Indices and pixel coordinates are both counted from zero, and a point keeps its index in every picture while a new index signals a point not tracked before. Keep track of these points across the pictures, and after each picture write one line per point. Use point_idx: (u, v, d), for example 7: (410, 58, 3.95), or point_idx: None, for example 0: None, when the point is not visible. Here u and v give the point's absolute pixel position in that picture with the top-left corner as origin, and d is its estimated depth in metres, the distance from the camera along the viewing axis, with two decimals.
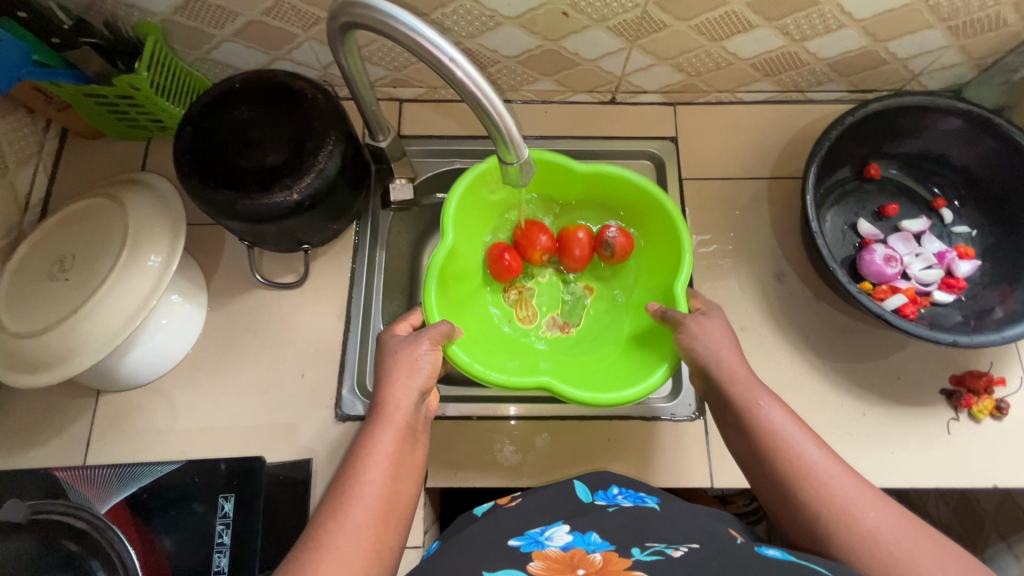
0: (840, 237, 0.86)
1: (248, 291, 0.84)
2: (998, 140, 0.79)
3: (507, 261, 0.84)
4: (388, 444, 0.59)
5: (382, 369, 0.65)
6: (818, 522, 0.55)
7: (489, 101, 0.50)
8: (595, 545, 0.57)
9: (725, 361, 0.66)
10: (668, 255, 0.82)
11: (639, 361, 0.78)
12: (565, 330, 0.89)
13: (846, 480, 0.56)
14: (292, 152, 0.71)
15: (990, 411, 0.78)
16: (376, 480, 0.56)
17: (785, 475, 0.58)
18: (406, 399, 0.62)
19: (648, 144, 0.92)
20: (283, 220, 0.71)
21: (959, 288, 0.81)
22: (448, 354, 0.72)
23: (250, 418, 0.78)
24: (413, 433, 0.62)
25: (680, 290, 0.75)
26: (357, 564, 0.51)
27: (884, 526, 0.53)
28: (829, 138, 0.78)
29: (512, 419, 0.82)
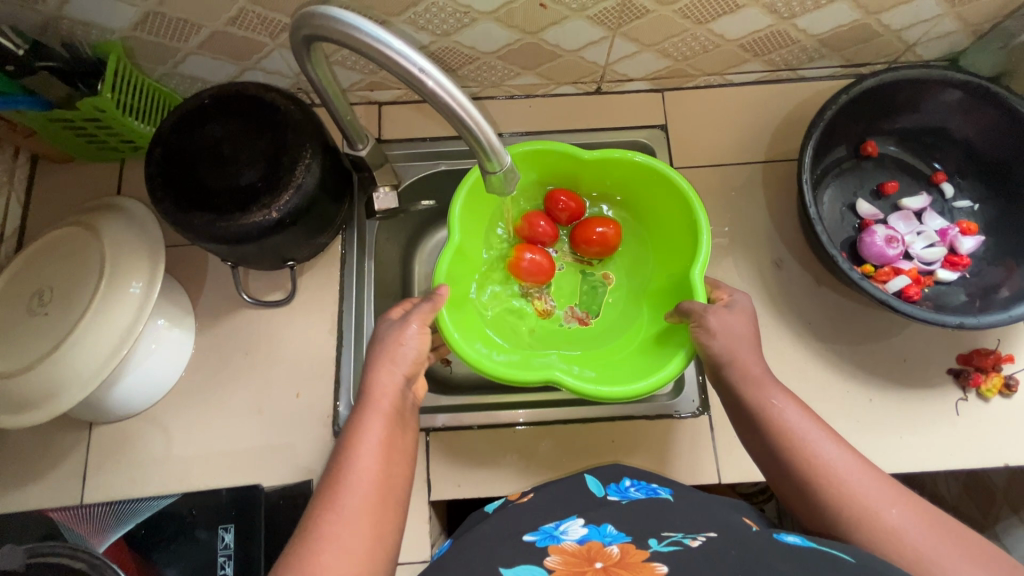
0: (839, 218, 0.84)
1: (236, 312, 0.81)
2: (1000, 110, 0.76)
3: (560, 208, 0.85)
4: (379, 429, 0.57)
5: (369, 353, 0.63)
6: (837, 516, 0.54)
7: (464, 110, 0.47)
8: (611, 537, 0.56)
9: (731, 362, 0.64)
10: (679, 230, 0.80)
11: (655, 354, 0.76)
12: (583, 322, 0.88)
13: (861, 472, 0.55)
14: (268, 168, 0.68)
15: (999, 389, 0.77)
16: (368, 467, 0.55)
17: (800, 473, 0.57)
18: (391, 382, 0.61)
19: (638, 133, 0.89)
20: (264, 239, 0.69)
21: (963, 265, 0.79)
22: (458, 351, 0.69)
23: (247, 440, 0.77)
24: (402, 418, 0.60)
25: (697, 277, 0.72)
26: (355, 555, 0.49)
27: (903, 521, 0.52)
28: (824, 118, 0.75)
29: (522, 420, 0.81)
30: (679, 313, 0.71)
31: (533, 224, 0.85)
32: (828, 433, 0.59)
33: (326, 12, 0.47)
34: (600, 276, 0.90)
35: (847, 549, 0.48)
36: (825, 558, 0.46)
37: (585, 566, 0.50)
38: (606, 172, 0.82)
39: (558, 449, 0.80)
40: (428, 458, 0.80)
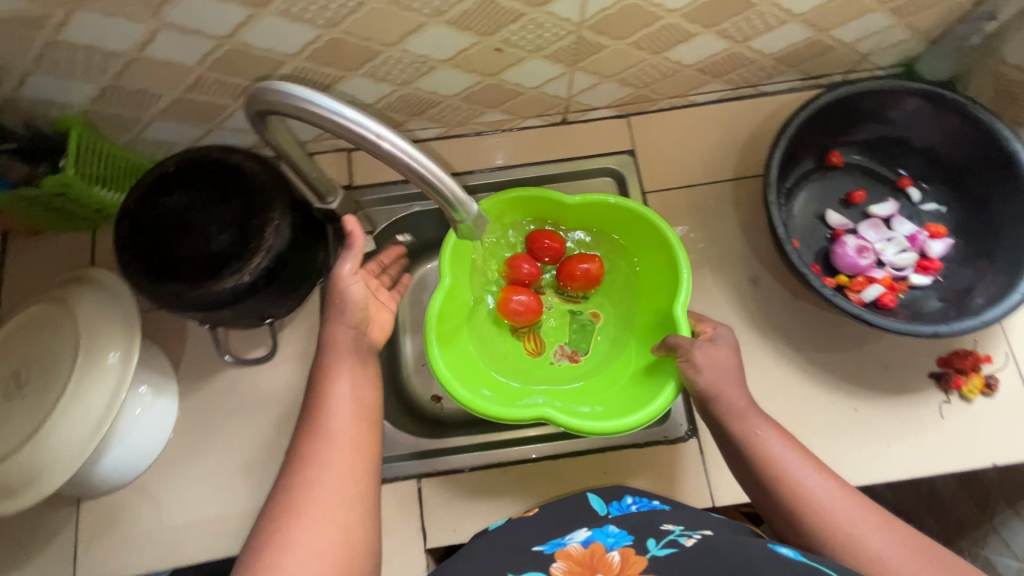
0: (811, 231, 0.85)
1: (218, 373, 0.81)
2: (958, 116, 0.77)
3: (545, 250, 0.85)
4: (338, 408, 0.59)
5: (325, 339, 0.65)
6: (821, 544, 0.54)
7: (425, 169, 0.48)
8: (614, 538, 0.58)
9: (717, 398, 0.65)
10: (663, 266, 0.81)
11: (643, 393, 0.76)
12: (573, 359, 0.87)
13: (845, 499, 0.56)
14: (239, 232, 0.68)
15: (981, 389, 0.78)
16: (328, 446, 0.56)
17: (783, 504, 0.57)
18: (347, 365, 0.63)
19: (607, 160, 0.90)
20: (239, 303, 0.69)
21: (934, 269, 0.81)
22: (449, 391, 0.71)
23: (239, 503, 0.76)
24: (362, 397, 0.61)
25: (680, 312, 0.74)
26: (344, 492, 0.53)
27: (886, 549, 0.52)
28: (786, 135, 0.76)
29: (534, 456, 0.81)
30: (663, 348, 0.72)
31: (517, 267, 0.85)
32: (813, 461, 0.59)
33: (277, 88, 0.48)
34: (588, 313, 0.89)
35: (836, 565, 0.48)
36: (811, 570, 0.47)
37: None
38: (589, 210, 0.83)
39: (552, 485, 0.80)
40: (423, 505, 0.80)
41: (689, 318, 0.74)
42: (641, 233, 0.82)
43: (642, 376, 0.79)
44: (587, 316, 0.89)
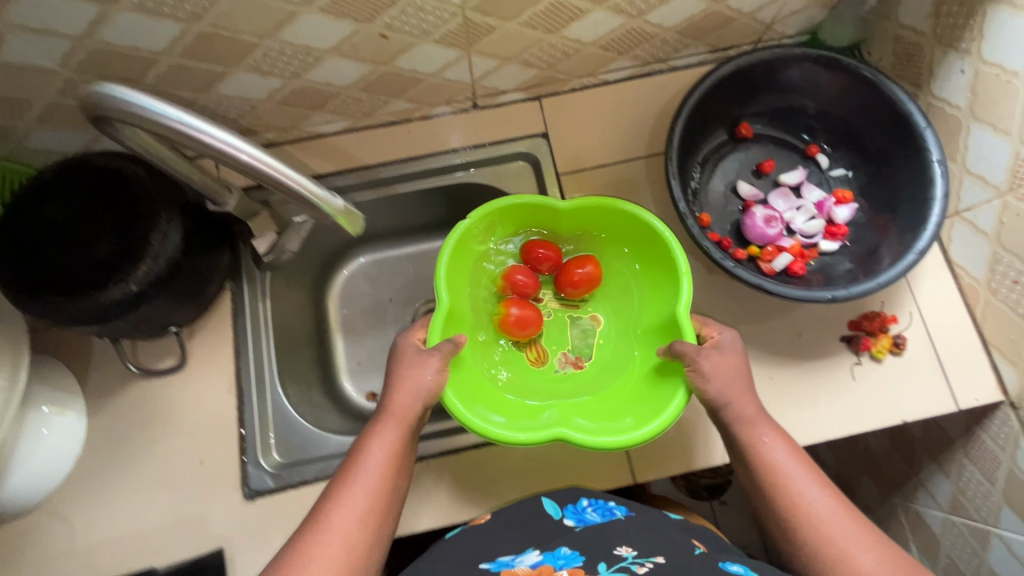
0: (722, 204, 0.86)
1: (127, 386, 0.78)
2: (855, 82, 0.77)
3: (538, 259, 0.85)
4: (372, 470, 0.63)
5: (384, 398, 0.69)
6: (811, 554, 0.58)
7: (286, 175, 0.52)
8: (563, 560, 0.58)
9: (728, 406, 0.67)
10: (659, 265, 0.81)
11: (650, 395, 0.75)
12: (578, 367, 0.86)
13: (830, 508, 0.60)
14: (122, 239, 0.66)
15: (890, 349, 0.79)
16: (353, 508, 0.60)
17: (780, 510, 0.61)
18: (393, 432, 0.66)
19: (520, 144, 0.89)
20: (128, 313, 0.66)
21: (841, 234, 0.82)
22: (464, 421, 0.69)
23: (154, 517, 0.74)
24: (396, 460, 0.64)
25: (684, 316, 0.73)
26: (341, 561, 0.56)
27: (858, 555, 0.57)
28: (685, 110, 0.76)
29: (474, 443, 0.79)
30: (672, 354, 0.72)
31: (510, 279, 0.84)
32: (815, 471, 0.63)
33: (118, 94, 0.48)
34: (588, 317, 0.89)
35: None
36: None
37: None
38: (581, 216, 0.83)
39: (475, 473, 0.77)
40: None
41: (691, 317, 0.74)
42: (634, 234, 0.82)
43: (649, 378, 0.78)
44: (587, 320, 0.89)
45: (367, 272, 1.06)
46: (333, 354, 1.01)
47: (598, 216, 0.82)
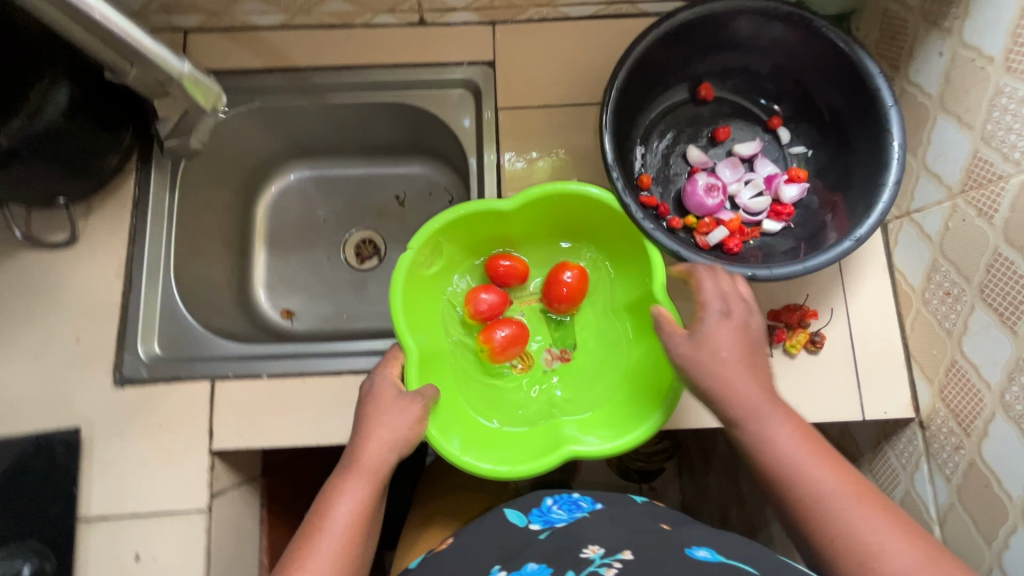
0: (670, 168, 0.80)
1: (15, 253, 0.76)
2: (825, 47, 0.70)
3: (503, 269, 0.76)
4: (336, 534, 0.53)
5: (352, 445, 0.59)
6: (832, 550, 0.49)
7: (160, 56, 0.60)
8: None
9: (723, 390, 0.55)
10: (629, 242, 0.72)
11: (651, 386, 0.68)
12: (567, 360, 0.78)
13: (830, 478, 0.51)
14: (2, 93, 0.64)
15: (805, 344, 0.74)
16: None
17: (792, 499, 0.52)
18: (361, 487, 0.56)
19: (462, 69, 0.84)
20: (2, 171, 0.64)
21: (786, 214, 0.76)
22: (476, 471, 0.63)
23: (20, 386, 0.73)
24: (367, 518, 0.55)
25: (663, 297, 0.65)
26: None
27: (866, 528, 0.48)
28: (634, 52, 0.69)
29: (356, 370, 0.75)
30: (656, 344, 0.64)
31: (475, 303, 0.74)
32: (809, 436, 0.54)
33: None
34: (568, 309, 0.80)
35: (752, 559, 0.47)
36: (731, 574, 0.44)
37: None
38: (538, 210, 0.73)
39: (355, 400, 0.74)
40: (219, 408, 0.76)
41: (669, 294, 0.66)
42: (596, 216, 0.73)
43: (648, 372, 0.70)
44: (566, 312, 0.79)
45: (302, 187, 1.02)
46: (251, 265, 0.98)
47: (555, 205, 0.73)
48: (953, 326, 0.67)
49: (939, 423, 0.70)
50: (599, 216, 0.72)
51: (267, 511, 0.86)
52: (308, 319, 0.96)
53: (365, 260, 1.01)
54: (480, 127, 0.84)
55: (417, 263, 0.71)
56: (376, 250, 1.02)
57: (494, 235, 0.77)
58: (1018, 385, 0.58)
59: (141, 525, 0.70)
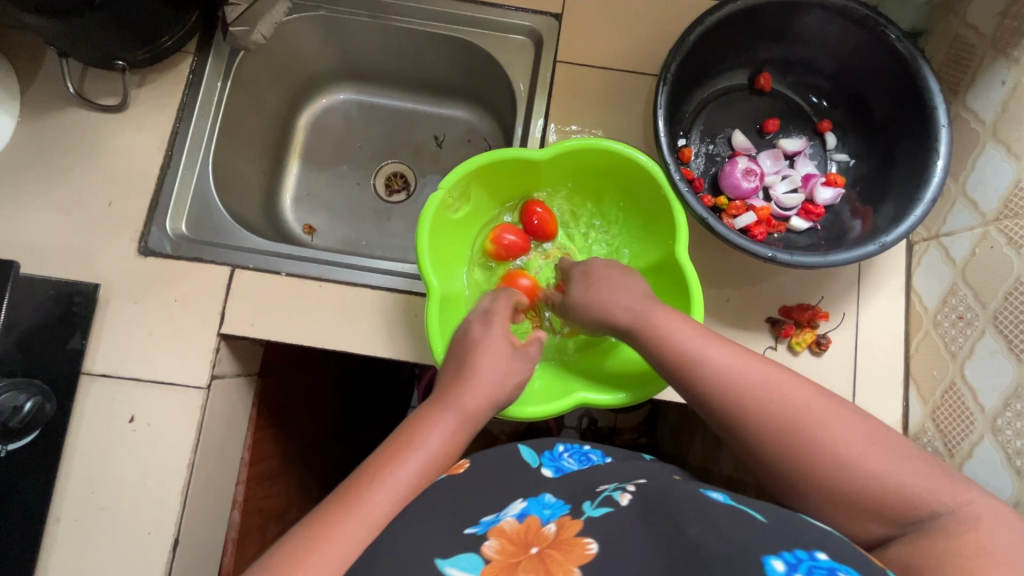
0: (713, 147, 0.81)
1: (64, 108, 0.78)
2: (892, 59, 0.71)
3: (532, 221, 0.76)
4: (424, 457, 0.48)
5: (448, 378, 0.56)
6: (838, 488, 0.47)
7: None
8: (550, 512, 0.46)
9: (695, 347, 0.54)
10: (654, 209, 0.72)
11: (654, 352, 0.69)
12: None
13: (828, 413, 0.49)
14: None
15: (810, 345, 0.75)
16: (391, 495, 0.45)
17: (789, 448, 0.49)
18: (454, 418, 0.52)
19: (528, 17, 0.85)
20: (71, 17, 0.64)
21: (816, 215, 0.77)
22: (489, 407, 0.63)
23: (49, 236, 0.75)
24: (452, 452, 0.51)
25: (686, 263, 0.66)
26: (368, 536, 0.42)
27: (882, 452, 0.47)
28: (705, 22, 0.69)
29: (371, 285, 0.76)
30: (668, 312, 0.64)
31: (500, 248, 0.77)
32: (793, 378, 0.51)
33: None
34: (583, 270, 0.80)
35: (764, 508, 0.42)
36: (733, 516, 0.41)
37: (520, 554, 0.40)
38: (573, 166, 0.73)
39: (365, 314, 0.75)
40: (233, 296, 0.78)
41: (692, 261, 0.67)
42: (627, 182, 0.73)
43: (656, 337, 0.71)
44: None
45: (346, 109, 1.03)
46: (284, 174, 0.99)
47: (589, 163, 0.72)
48: (958, 350, 0.69)
49: (924, 442, 0.72)
50: (629, 180, 0.72)
51: (257, 410, 0.87)
52: (329, 238, 0.97)
53: (393, 193, 1.02)
54: (535, 78, 0.85)
55: (449, 204, 0.70)
56: (406, 185, 1.02)
57: (525, 186, 0.77)
58: (1012, 411, 0.60)
59: (140, 389, 0.72)
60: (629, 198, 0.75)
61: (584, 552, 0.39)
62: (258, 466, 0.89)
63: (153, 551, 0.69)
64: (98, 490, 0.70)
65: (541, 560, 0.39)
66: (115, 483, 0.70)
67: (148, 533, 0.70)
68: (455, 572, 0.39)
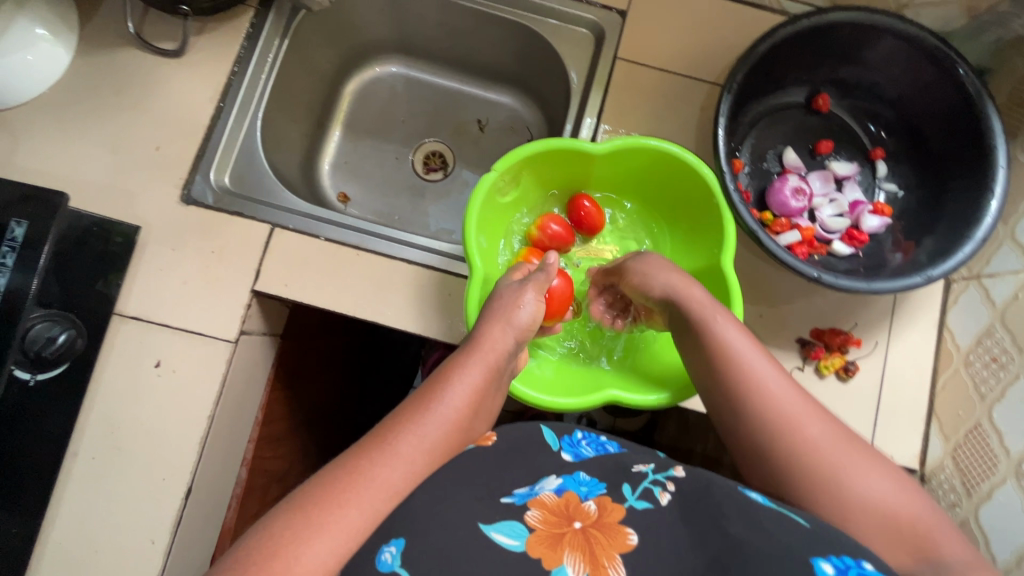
0: (764, 163, 0.81)
1: (121, 48, 0.78)
2: (957, 94, 0.70)
3: (580, 214, 0.76)
4: (453, 406, 0.53)
5: (473, 335, 0.61)
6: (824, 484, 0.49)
7: None
8: (587, 489, 0.47)
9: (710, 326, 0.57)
10: (703, 217, 0.72)
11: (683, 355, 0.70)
12: None
13: (860, 459, 0.50)
14: None
15: (838, 370, 0.75)
16: (423, 439, 0.50)
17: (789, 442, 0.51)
18: (479, 370, 0.57)
19: (591, 10, 0.85)
20: None
21: (859, 241, 0.77)
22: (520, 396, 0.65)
23: (93, 173, 0.75)
24: (477, 403, 0.56)
25: (731, 275, 0.66)
26: (401, 478, 0.46)
27: (902, 509, 0.47)
28: (774, 35, 0.68)
29: (408, 259, 0.76)
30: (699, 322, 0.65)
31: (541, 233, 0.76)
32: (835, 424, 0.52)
33: None
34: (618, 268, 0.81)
35: (806, 512, 0.46)
36: (791, 534, 0.42)
37: (564, 525, 0.42)
38: (626, 163, 0.73)
39: (398, 287, 0.75)
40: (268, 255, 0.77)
41: (737, 274, 0.67)
42: (678, 186, 0.73)
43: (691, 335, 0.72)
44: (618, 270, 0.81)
45: (393, 83, 1.02)
46: (325, 139, 0.99)
47: (643, 163, 0.72)
48: (988, 392, 0.69)
49: (941, 479, 0.72)
50: (681, 184, 0.72)
51: (275, 370, 0.88)
52: (363, 208, 0.97)
53: (431, 172, 1.01)
54: (591, 72, 0.84)
55: (500, 187, 0.70)
56: (444, 165, 1.02)
57: (573, 178, 0.76)
58: None
59: (169, 336, 0.72)
60: (677, 201, 0.75)
61: (624, 542, 0.42)
62: (270, 426, 0.89)
63: (164, 498, 0.70)
64: (118, 431, 0.70)
65: (585, 538, 0.41)
66: (134, 425, 0.71)
67: (163, 480, 0.70)
68: (502, 536, 0.41)
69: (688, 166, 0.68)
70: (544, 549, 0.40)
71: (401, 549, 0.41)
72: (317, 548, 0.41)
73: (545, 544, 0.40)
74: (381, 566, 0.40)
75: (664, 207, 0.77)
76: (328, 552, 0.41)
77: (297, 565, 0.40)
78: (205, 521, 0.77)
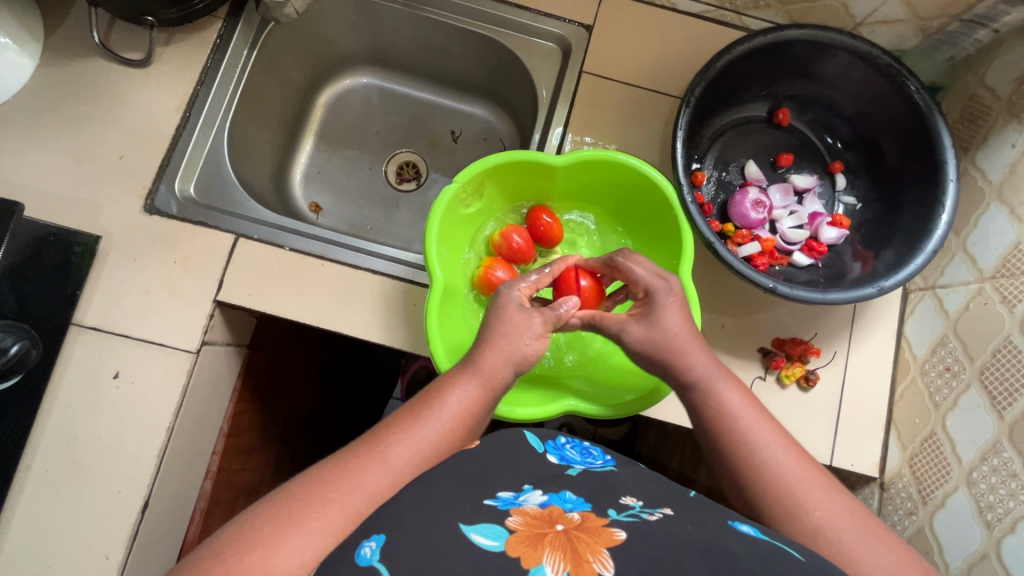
0: (726, 175, 0.82)
1: (87, 58, 0.78)
2: (909, 108, 0.72)
3: (541, 226, 0.77)
4: (447, 418, 0.52)
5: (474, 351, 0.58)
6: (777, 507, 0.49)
7: None
8: (572, 504, 0.44)
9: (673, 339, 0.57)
10: (663, 226, 0.73)
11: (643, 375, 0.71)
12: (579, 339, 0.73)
13: (848, 525, 0.47)
14: None
15: (799, 379, 0.76)
16: (414, 449, 0.49)
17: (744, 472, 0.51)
18: (477, 386, 0.55)
19: (558, 24, 0.86)
20: None
21: (818, 253, 0.78)
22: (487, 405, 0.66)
23: (56, 182, 0.74)
24: (471, 416, 0.54)
25: (689, 284, 0.67)
26: (382, 485, 0.46)
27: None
28: (732, 52, 0.70)
29: (374, 269, 0.76)
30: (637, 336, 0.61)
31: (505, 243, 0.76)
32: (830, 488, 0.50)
33: None
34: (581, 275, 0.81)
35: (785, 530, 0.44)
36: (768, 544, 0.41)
37: (545, 528, 0.40)
38: (588, 175, 0.74)
39: (364, 297, 0.75)
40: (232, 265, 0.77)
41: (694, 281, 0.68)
42: (637, 196, 0.73)
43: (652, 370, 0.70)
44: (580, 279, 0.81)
45: (367, 94, 1.03)
46: (297, 149, 0.99)
47: (605, 174, 0.73)
48: (941, 401, 0.70)
49: (899, 487, 0.72)
50: (642, 195, 0.73)
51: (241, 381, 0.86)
52: (334, 218, 0.97)
53: (404, 182, 1.02)
54: (559, 84, 0.86)
55: (462, 198, 0.71)
56: (417, 175, 1.02)
57: (535, 190, 0.78)
58: (988, 465, 0.61)
59: (129, 346, 0.71)
60: (636, 212, 0.76)
61: (611, 539, 0.39)
62: (236, 438, 0.88)
63: (121, 511, 0.68)
64: (75, 444, 0.69)
65: (567, 538, 0.38)
66: (92, 438, 0.70)
67: (120, 494, 0.69)
68: (481, 537, 0.39)
69: (646, 178, 0.69)
70: (522, 548, 0.37)
71: (381, 544, 0.39)
72: (294, 544, 0.41)
73: (525, 542, 0.38)
74: (359, 560, 0.38)
75: (625, 217, 0.78)
76: (308, 547, 0.41)
77: (275, 559, 0.40)
78: (164, 534, 0.75)
